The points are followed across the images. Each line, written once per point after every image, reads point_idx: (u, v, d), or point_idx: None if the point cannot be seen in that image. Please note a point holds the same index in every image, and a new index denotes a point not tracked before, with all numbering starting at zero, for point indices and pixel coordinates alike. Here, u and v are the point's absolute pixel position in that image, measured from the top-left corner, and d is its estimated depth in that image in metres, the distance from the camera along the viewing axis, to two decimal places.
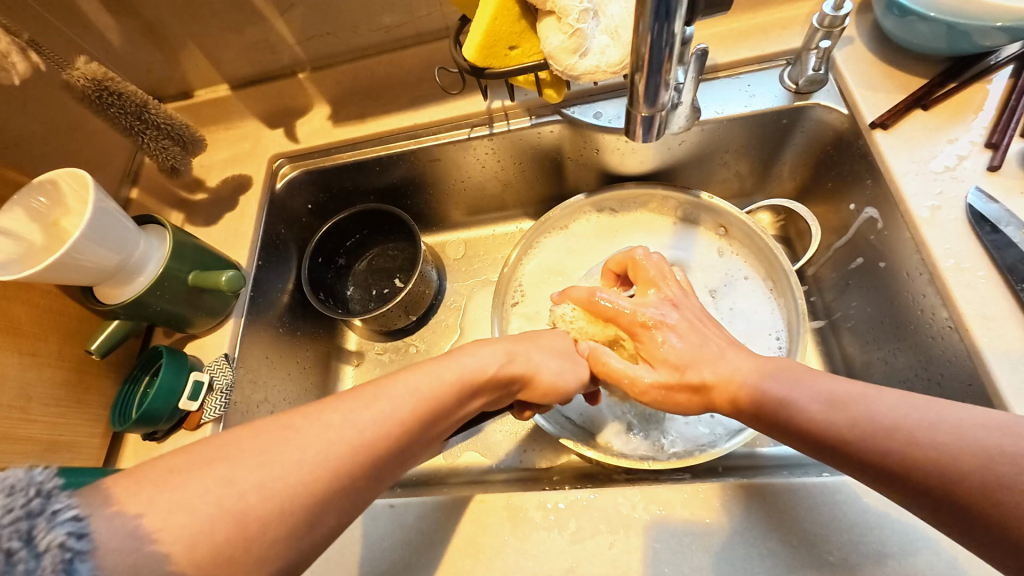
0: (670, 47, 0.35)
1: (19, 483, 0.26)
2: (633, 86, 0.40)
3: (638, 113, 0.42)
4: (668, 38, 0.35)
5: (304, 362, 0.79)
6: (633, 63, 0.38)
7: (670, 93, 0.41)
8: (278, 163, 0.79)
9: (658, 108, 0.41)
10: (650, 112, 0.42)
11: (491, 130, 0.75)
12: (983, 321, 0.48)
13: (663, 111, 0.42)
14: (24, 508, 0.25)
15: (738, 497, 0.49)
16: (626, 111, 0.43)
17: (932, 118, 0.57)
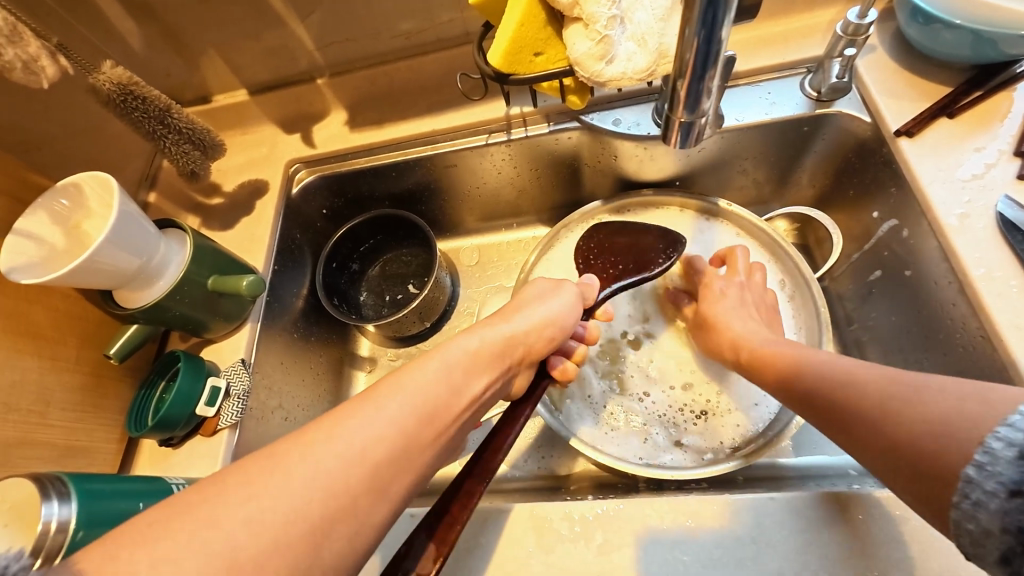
0: (714, 53, 0.35)
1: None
2: (675, 90, 0.40)
3: (677, 119, 0.42)
4: (714, 44, 0.34)
5: (318, 368, 0.78)
6: (676, 68, 0.38)
7: (712, 99, 0.40)
8: (294, 168, 0.79)
9: (698, 114, 0.41)
10: (689, 118, 0.41)
11: (509, 136, 0.74)
12: (1017, 331, 0.47)
13: (702, 118, 0.42)
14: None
15: (766, 508, 0.48)
16: (664, 117, 0.43)
17: (958, 126, 0.56)
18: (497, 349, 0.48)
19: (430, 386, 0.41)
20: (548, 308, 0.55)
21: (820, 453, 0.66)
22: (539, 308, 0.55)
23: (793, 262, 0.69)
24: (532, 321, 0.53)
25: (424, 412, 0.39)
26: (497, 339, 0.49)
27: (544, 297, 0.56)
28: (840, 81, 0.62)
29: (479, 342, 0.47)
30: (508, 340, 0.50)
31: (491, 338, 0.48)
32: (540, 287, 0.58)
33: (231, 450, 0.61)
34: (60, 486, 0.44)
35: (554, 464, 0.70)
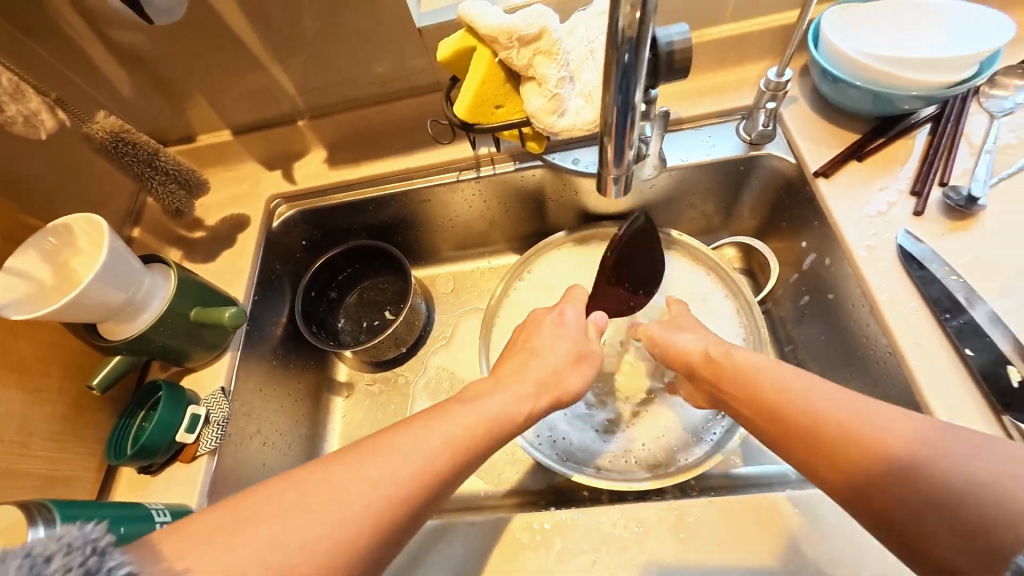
0: (632, 116, 0.41)
1: (75, 542, 0.30)
2: (604, 146, 0.46)
3: (609, 172, 0.48)
4: (629, 109, 0.41)
5: (296, 395, 0.81)
6: (602, 128, 0.44)
7: (635, 153, 0.46)
8: (275, 203, 0.84)
9: (624, 166, 0.47)
10: (619, 170, 0.48)
11: (478, 174, 0.81)
12: (916, 348, 0.54)
13: (629, 169, 0.48)
14: (82, 566, 0.29)
15: (708, 512, 0.52)
16: (598, 171, 0.49)
17: (866, 168, 0.65)
18: (533, 394, 0.55)
19: (461, 430, 0.48)
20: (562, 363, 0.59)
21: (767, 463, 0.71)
22: (576, 370, 0.60)
23: (736, 289, 0.76)
24: (566, 366, 0.59)
25: (476, 438, 0.48)
26: (540, 381, 0.57)
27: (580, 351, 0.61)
28: (767, 128, 0.70)
29: (522, 407, 0.54)
30: (552, 395, 0.57)
31: (529, 397, 0.55)
32: (563, 340, 0.62)
33: (210, 476, 0.64)
34: (45, 513, 0.46)
35: (523, 480, 0.74)
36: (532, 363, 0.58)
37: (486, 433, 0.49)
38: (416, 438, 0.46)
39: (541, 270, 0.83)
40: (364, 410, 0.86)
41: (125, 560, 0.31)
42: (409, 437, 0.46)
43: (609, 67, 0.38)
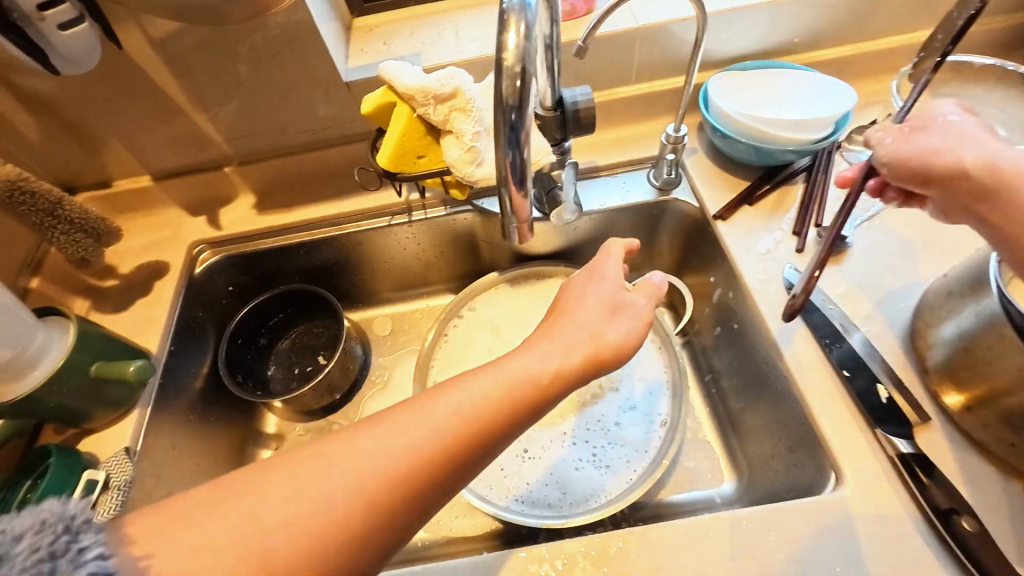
0: (522, 172, 0.44)
1: (51, 518, 0.29)
2: (500, 203, 0.48)
3: (510, 224, 0.49)
4: (519, 165, 0.43)
5: (215, 450, 0.78)
6: (499, 182, 0.46)
7: (531, 207, 0.48)
8: (198, 249, 0.82)
9: (521, 218, 0.48)
10: (518, 222, 0.49)
11: (410, 218, 0.83)
12: (803, 371, 0.59)
13: (527, 222, 0.50)
14: (50, 547, 0.28)
15: (631, 542, 0.51)
16: (501, 222, 0.50)
17: (756, 212, 0.73)
18: (579, 362, 0.45)
19: (484, 399, 0.41)
20: (625, 326, 0.48)
21: (697, 489, 0.74)
22: (624, 321, 0.49)
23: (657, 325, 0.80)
24: (603, 320, 0.48)
25: (508, 400, 0.42)
26: (574, 346, 0.46)
27: (621, 303, 0.50)
28: (671, 176, 0.77)
29: (559, 365, 0.45)
30: (588, 353, 0.46)
31: (586, 346, 0.46)
32: (601, 290, 0.50)
33: None
34: None
35: (459, 525, 0.74)
36: (570, 322, 0.48)
37: (543, 387, 0.43)
38: (420, 414, 0.39)
39: (484, 311, 0.85)
40: None
41: (98, 539, 0.29)
42: (428, 402, 0.40)
43: (498, 125, 0.42)
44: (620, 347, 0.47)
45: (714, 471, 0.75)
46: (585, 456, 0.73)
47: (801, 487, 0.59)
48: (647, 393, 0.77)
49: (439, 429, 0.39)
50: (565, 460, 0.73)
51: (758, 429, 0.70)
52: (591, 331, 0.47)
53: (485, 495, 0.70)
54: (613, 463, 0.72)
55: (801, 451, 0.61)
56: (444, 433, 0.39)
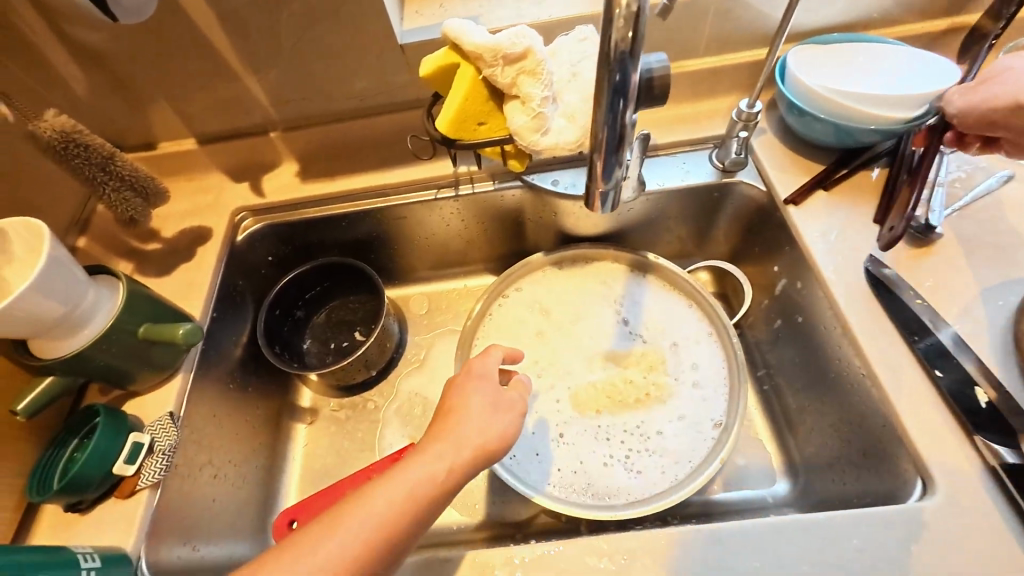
0: (622, 133, 0.41)
1: None
2: (593, 165, 0.45)
3: (597, 187, 0.47)
4: (619, 127, 0.41)
5: (253, 421, 0.77)
6: (592, 143, 0.43)
7: (625, 171, 0.46)
8: (241, 216, 0.80)
9: (613, 183, 0.46)
10: (607, 186, 0.46)
11: (457, 192, 0.80)
12: (887, 368, 0.55)
13: (618, 187, 0.47)
14: None
15: (694, 540, 0.48)
16: (586, 186, 0.48)
17: (832, 197, 0.67)
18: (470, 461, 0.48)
19: (387, 508, 0.44)
20: (500, 422, 0.51)
21: (745, 488, 0.70)
22: (496, 416, 0.52)
23: (714, 315, 0.76)
24: (485, 418, 0.51)
25: (403, 510, 0.45)
26: (467, 446, 0.49)
27: (501, 399, 0.53)
28: (739, 156, 0.72)
29: (445, 463, 0.47)
30: (475, 447, 0.49)
31: (450, 452, 0.48)
32: (483, 390, 0.53)
33: (150, 513, 0.57)
34: None
35: (497, 510, 0.71)
36: (464, 421, 0.50)
37: (460, 472, 0.48)
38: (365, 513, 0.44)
39: (531, 293, 0.81)
40: (329, 436, 0.82)
41: None
42: (358, 513, 0.44)
43: (601, 84, 0.39)
44: (500, 444, 0.50)
45: (767, 472, 0.70)
46: (615, 453, 0.69)
47: (878, 496, 0.55)
48: (700, 399, 0.71)
49: (364, 537, 0.43)
50: (595, 453, 0.69)
51: (821, 429, 0.65)
52: (469, 437, 0.49)
53: (510, 467, 0.68)
54: (645, 471, 0.67)
55: (879, 455, 0.56)
56: (369, 536, 0.43)
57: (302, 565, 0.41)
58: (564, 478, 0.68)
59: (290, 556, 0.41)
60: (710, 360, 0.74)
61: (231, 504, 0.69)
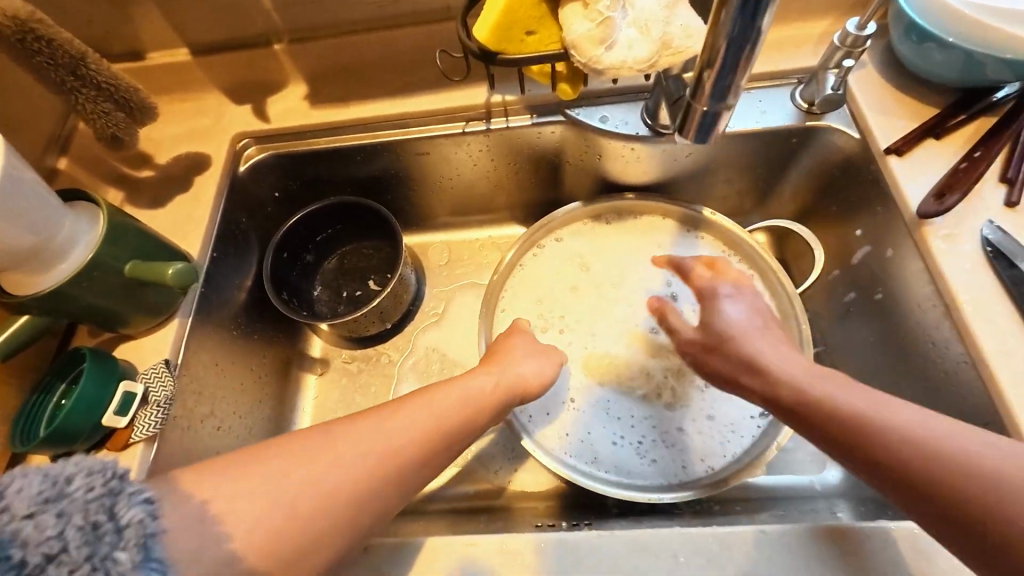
0: (751, 43, 0.34)
1: (96, 468, 0.34)
2: (701, 79, 0.39)
3: (700, 107, 0.41)
4: (749, 34, 0.34)
5: (259, 370, 0.71)
6: (706, 53, 0.37)
7: (739, 92, 0.39)
8: (243, 143, 0.71)
9: (722, 105, 0.40)
10: (713, 107, 0.40)
11: (488, 126, 0.69)
12: (1003, 358, 0.46)
13: (726, 110, 0.41)
14: (104, 487, 0.33)
15: (760, 544, 0.42)
16: (686, 104, 0.42)
17: (945, 148, 0.56)
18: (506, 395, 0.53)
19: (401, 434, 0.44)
20: (537, 364, 0.57)
21: (788, 473, 0.64)
22: (535, 360, 0.57)
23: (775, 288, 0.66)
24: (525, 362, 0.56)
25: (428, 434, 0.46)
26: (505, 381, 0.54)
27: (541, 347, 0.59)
28: (834, 94, 0.60)
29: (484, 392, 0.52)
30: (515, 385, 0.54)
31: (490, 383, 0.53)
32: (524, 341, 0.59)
33: (146, 468, 0.52)
34: None
35: (519, 479, 0.66)
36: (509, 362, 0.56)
37: (488, 406, 0.51)
38: (397, 422, 0.45)
39: (564, 248, 0.72)
40: (341, 389, 0.77)
41: (142, 486, 0.34)
42: (382, 423, 0.44)
43: None
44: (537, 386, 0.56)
45: (817, 457, 0.64)
46: (626, 436, 0.62)
47: None
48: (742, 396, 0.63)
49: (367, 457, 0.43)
50: (605, 431, 0.62)
51: None
52: (510, 373, 0.55)
53: (523, 424, 0.63)
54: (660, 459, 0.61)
55: None
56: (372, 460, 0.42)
57: (312, 464, 0.40)
58: (583, 449, 0.62)
59: (318, 439, 0.42)
60: (762, 344, 0.65)
61: None
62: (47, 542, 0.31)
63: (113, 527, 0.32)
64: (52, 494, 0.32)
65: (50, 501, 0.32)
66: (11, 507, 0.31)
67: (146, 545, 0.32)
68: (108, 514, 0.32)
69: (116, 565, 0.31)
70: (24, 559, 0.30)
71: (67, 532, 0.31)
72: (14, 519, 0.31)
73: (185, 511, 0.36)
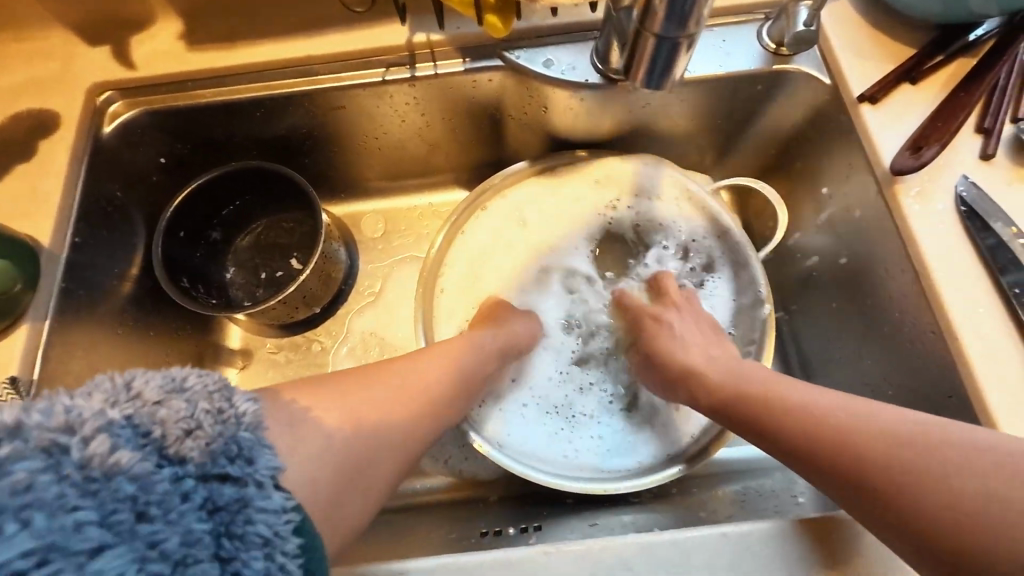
0: None
1: (203, 370, 0.33)
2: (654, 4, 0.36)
3: (650, 38, 0.39)
4: None
5: (159, 371, 0.61)
6: None
7: (701, 22, 0.37)
8: (105, 97, 0.57)
9: (681, 36, 0.37)
10: (671, 38, 0.38)
11: (413, 73, 0.58)
12: (972, 328, 0.43)
13: (686, 44, 0.39)
14: (217, 383, 0.32)
15: (720, 545, 0.38)
16: (636, 35, 0.40)
17: (921, 95, 0.50)
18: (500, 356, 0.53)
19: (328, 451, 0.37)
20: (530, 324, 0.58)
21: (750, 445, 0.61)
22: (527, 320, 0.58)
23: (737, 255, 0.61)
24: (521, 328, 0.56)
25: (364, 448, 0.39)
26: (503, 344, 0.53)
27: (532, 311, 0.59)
28: (808, 31, 0.52)
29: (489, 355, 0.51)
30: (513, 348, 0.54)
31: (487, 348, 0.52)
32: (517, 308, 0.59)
33: None
34: None
35: (470, 470, 0.61)
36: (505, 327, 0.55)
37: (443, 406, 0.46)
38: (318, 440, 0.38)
39: (513, 215, 0.64)
40: (266, 383, 0.68)
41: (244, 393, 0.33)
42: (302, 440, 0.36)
43: None
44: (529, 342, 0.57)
45: None
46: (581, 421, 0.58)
47: None
48: None
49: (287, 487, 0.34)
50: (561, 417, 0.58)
51: (853, 389, 0.55)
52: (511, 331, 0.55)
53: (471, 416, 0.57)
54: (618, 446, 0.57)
55: None
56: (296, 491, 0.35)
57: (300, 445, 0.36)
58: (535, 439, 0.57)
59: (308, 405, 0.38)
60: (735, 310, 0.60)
61: None
62: (182, 420, 0.30)
63: (232, 416, 0.32)
64: (174, 386, 0.32)
65: (175, 391, 0.31)
66: (140, 395, 0.31)
67: (260, 432, 0.33)
68: (229, 402, 0.32)
69: (243, 441, 0.31)
70: (162, 435, 0.30)
71: (197, 414, 0.31)
72: (147, 404, 0.30)
73: (282, 410, 0.36)
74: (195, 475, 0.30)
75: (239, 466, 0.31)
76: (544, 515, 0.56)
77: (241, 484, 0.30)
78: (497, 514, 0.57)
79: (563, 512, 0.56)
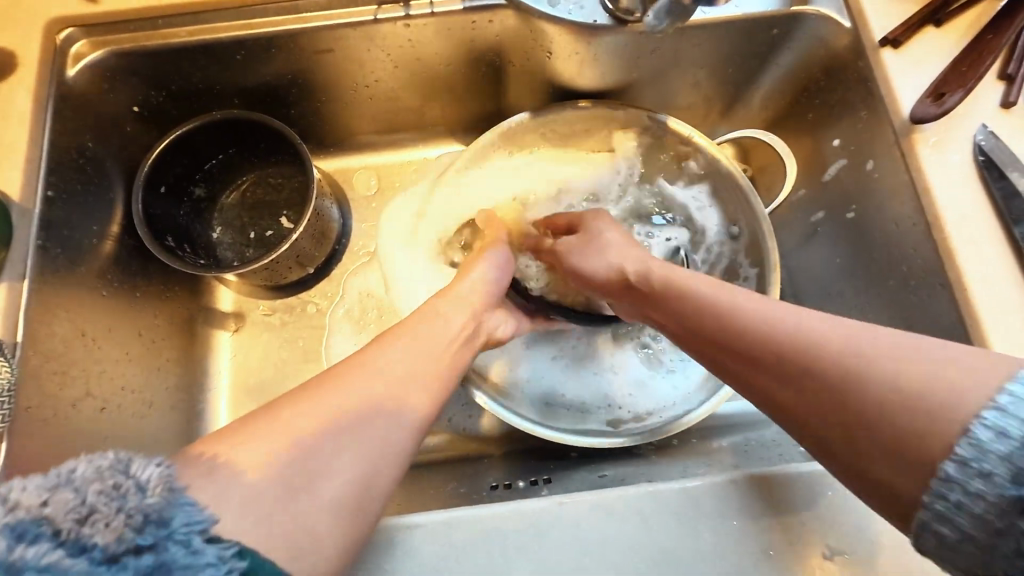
0: None
1: (90, 455, 0.28)
2: None
3: None
4: None
5: (150, 335, 0.59)
6: None
7: None
8: (66, 34, 0.52)
9: None
10: None
11: (407, 12, 0.54)
12: (983, 280, 0.43)
13: None
14: (109, 465, 0.27)
15: (729, 492, 0.39)
16: None
17: (944, 38, 0.48)
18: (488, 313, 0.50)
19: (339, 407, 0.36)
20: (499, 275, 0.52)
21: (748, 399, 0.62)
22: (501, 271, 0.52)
23: (744, 210, 0.60)
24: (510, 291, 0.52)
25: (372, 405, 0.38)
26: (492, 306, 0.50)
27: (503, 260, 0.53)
28: None
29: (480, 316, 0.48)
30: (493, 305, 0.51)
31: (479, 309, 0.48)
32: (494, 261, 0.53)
33: None
34: None
35: (474, 426, 0.61)
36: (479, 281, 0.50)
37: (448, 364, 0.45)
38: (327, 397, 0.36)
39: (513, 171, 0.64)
40: (262, 345, 0.66)
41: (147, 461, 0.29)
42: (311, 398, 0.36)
43: None
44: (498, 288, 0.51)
45: None
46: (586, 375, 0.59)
47: None
48: None
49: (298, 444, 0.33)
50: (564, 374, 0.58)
51: None
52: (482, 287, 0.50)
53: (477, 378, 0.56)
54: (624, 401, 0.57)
55: None
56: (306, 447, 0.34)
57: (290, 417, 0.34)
58: (540, 395, 0.57)
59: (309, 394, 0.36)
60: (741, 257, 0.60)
61: (129, 437, 0.54)
62: (73, 510, 0.25)
63: (135, 489, 0.27)
64: (57, 481, 0.26)
65: (58, 484, 0.26)
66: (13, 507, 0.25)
67: (175, 491, 0.28)
68: (127, 472, 0.27)
69: (150, 507, 0.27)
70: (55, 532, 0.25)
71: (89, 498, 0.26)
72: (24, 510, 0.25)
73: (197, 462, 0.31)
74: (105, 560, 0.25)
75: (154, 531, 0.26)
76: (550, 468, 0.56)
77: (159, 549, 0.26)
78: (503, 470, 0.57)
79: (568, 466, 0.56)
